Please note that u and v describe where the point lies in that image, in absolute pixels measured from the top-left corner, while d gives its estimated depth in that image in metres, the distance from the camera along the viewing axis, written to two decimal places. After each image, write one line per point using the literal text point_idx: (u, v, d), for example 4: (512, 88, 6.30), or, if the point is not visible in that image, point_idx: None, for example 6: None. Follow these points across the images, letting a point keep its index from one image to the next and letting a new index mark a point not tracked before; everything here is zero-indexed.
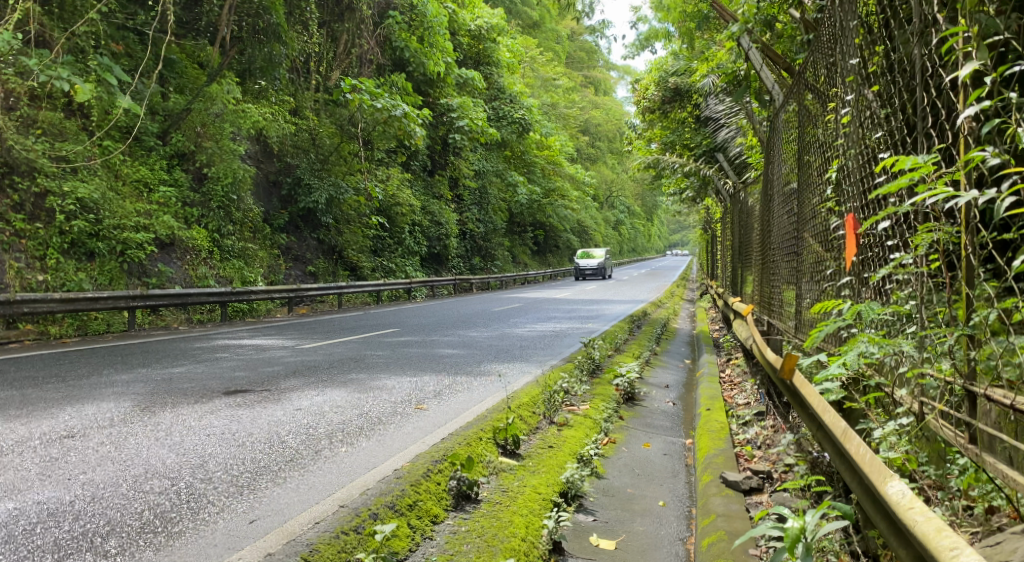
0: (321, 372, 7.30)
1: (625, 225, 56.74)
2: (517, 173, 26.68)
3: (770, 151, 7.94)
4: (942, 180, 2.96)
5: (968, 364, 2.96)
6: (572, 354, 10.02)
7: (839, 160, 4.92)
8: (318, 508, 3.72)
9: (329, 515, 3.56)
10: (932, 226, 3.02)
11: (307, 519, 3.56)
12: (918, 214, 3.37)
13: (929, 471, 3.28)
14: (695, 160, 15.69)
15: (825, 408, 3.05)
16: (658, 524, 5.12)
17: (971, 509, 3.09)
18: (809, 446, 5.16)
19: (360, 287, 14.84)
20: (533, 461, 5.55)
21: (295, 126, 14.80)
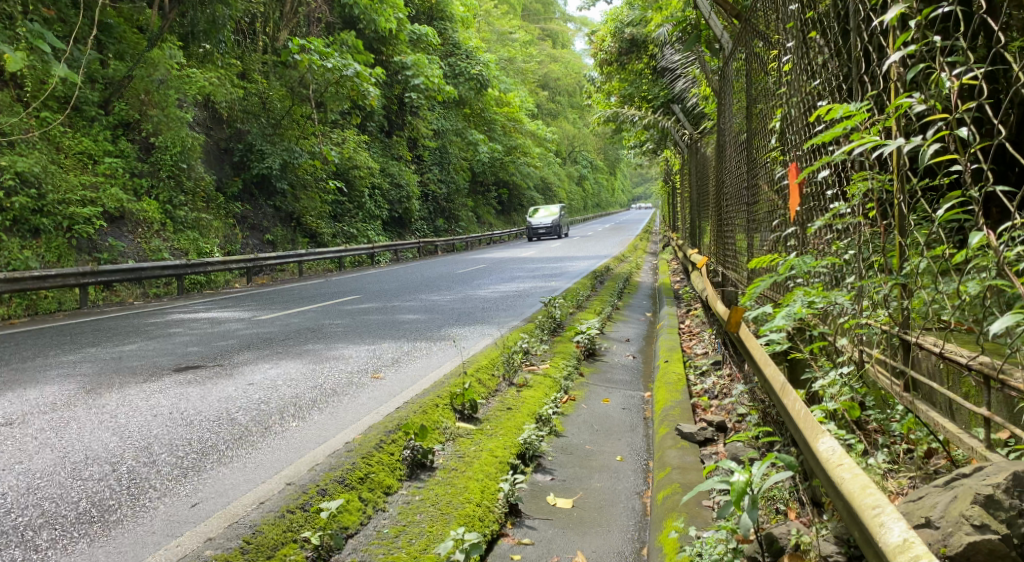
0: (277, 344, 7.20)
1: (588, 182, 56.74)
2: (477, 131, 26.50)
3: (723, 101, 7.89)
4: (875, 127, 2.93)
5: (904, 311, 2.95)
6: (533, 314, 10.07)
7: (785, 111, 4.93)
8: (263, 488, 3.67)
9: (275, 494, 3.54)
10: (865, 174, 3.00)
11: (251, 500, 3.52)
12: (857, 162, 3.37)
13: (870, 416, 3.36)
14: (654, 112, 15.59)
15: (766, 364, 3.13)
16: (615, 480, 5.16)
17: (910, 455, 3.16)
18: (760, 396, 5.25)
19: (320, 253, 14.68)
20: (490, 424, 5.53)
21: (244, 90, 14.50)
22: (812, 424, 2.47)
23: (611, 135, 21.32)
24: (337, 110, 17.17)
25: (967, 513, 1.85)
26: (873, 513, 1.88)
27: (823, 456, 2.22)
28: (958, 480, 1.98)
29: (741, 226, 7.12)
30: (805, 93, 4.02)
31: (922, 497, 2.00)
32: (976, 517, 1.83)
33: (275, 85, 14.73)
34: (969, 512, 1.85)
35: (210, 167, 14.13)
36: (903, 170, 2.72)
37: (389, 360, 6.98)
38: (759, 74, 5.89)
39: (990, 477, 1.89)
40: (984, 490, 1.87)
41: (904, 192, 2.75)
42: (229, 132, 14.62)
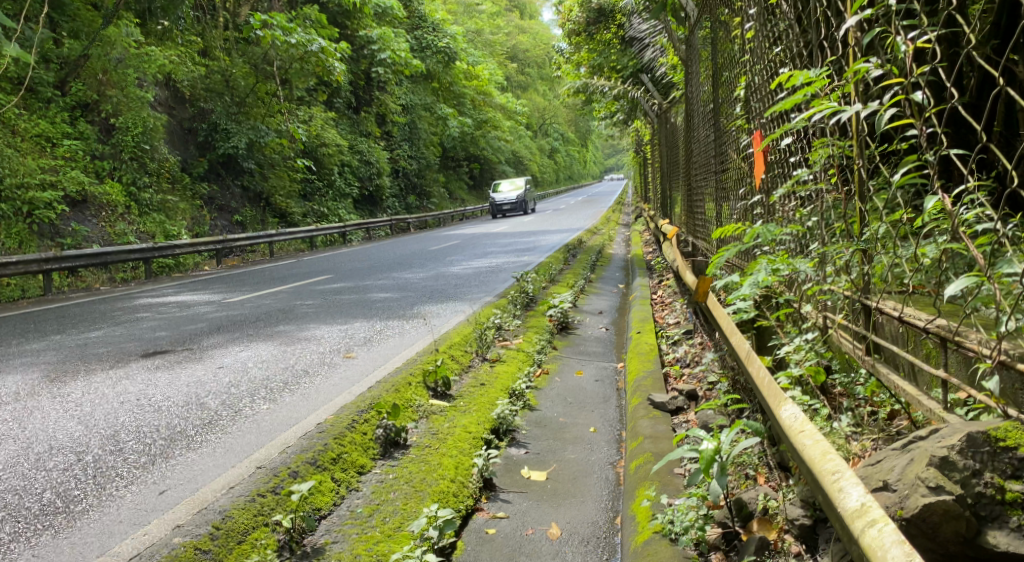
0: (247, 327, 7.13)
1: (560, 155, 56.67)
2: (446, 104, 26.30)
3: (690, 70, 7.88)
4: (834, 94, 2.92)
5: (865, 278, 2.98)
6: (506, 289, 10.08)
7: (748, 79, 4.94)
8: (233, 472, 3.65)
9: (244, 479, 3.51)
10: (825, 141, 3.01)
11: (220, 485, 3.49)
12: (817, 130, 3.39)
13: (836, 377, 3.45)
14: (623, 83, 15.56)
15: (731, 333, 3.17)
16: (589, 451, 5.20)
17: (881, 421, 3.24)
18: (729, 362, 5.35)
19: (291, 234, 14.58)
20: (463, 401, 5.53)
21: (205, 68, 14.30)
22: (775, 392, 2.49)
23: (582, 106, 21.24)
24: (303, 86, 16.96)
25: (923, 476, 1.86)
26: (834, 478, 1.89)
27: (786, 424, 2.24)
28: (914, 442, 2.00)
29: (711, 196, 7.15)
30: (768, 62, 4.04)
31: (880, 461, 2.03)
32: (932, 479, 1.84)
33: (237, 62, 14.52)
34: (924, 474, 1.86)
35: (172, 148, 13.93)
36: (863, 136, 2.73)
37: (361, 339, 6.95)
38: (724, 43, 5.89)
39: (944, 438, 1.91)
40: (939, 452, 1.89)
41: (864, 157, 2.76)
42: (192, 111, 14.56)
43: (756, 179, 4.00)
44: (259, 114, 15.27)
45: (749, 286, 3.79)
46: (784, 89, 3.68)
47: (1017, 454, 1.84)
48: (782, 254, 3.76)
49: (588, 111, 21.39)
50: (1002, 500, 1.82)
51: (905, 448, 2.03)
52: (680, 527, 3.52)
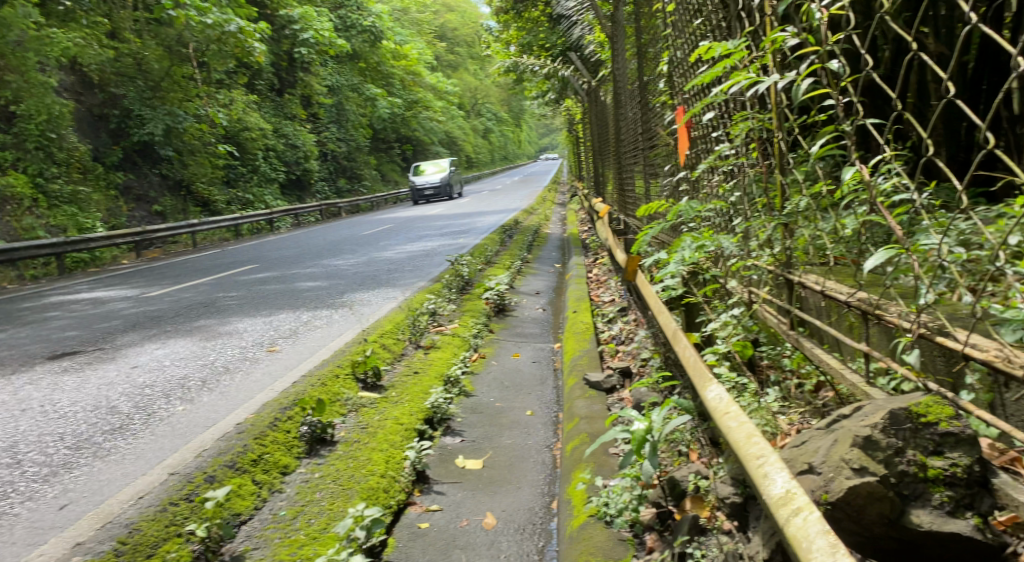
0: (165, 323, 7.79)
1: (494, 134, 56.46)
2: (373, 85, 25.87)
3: (616, 46, 7.82)
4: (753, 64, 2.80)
5: (787, 252, 2.91)
6: (439, 273, 9.92)
7: (670, 55, 4.86)
8: (141, 481, 3.57)
9: (153, 488, 3.44)
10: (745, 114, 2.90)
11: (127, 496, 3.39)
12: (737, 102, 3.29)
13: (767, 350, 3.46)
14: (553, 61, 15.48)
15: (658, 314, 3.13)
16: (525, 435, 5.10)
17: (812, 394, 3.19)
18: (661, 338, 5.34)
19: (215, 223, 14.15)
20: (394, 391, 5.43)
21: (115, 51, 13.77)
22: (702, 372, 2.38)
23: (513, 85, 21.07)
24: (222, 69, 16.46)
25: (847, 457, 1.75)
26: (758, 463, 1.71)
27: (712, 407, 2.12)
28: (838, 421, 1.91)
29: (639, 172, 7.09)
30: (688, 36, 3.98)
31: (805, 443, 1.92)
32: (856, 460, 1.74)
33: (149, 45, 13.98)
34: (848, 456, 1.75)
35: (83, 135, 13.39)
36: (781, 106, 2.62)
37: (280, 338, 6.90)
38: (646, 17, 5.81)
39: (867, 416, 1.82)
40: (862, 431, 1.78)
41: (784, 129, 2.66)
42: (101, 96, 14.06)
43: (680, 155, 3.95)
44: (177, 99, 14.74)
45: (677, 264, 3.76)
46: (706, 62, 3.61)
47: (940, 430, 1.75)
48: (710, 231, 3.72)
49: (519, 90, 21.26)
50: (925, 477, 1.73)
51: (827, 427, 1.92)
52: (615, 510, 3.56)
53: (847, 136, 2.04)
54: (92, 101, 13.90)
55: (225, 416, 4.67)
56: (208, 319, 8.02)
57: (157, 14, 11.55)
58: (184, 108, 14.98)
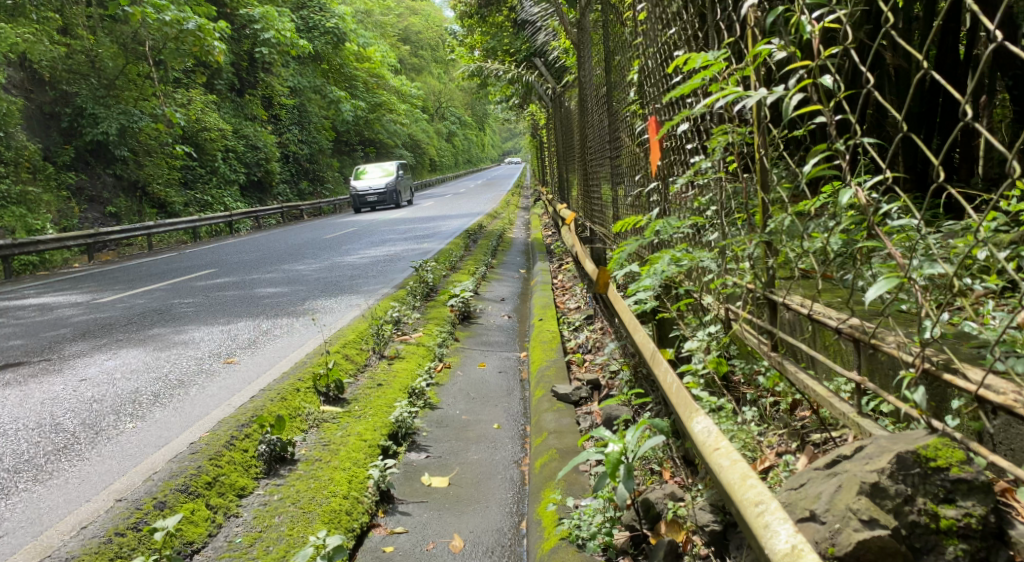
0: (117, 332, 7.77)
1: (458, 137, 56.33)
2: (337, 87, 25.63)
3: (582, 54, 7.74)
4: (733, 78, 2.66)
5: (767, 271, 2.79)
6: (404, 279, 9.75)
7: (640, 64, 4.77)
8: (83, 510, 3.58)
9: (96, 518, 3.43)
10: (725, 128, 2.79)
11: (68, 527, 3.40)
12: (714, 115, 3.17)
13: (739, 366, 3.38)
14: (517, 66, 15.43)
15: (635, 333, 3.01)
16: (492, 450, 4.94)
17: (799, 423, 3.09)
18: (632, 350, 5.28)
19: (171, 225, 13.86)
20: (356, 405, 5.26)
21: (67, 49, 13.42)
22: (685, 401, 2.25)
23: (478, 89, 20.96)
24: (180, 68, 16.13)
25: (854, 506, 1.64)
26: (757, 510, 1.61)
27: (698, 440, 2.00)
28: (840, 462, 1.81)
29: (606, 178, 6.99)
30: (660, 46, 3.89)
31: (805, 486, 1.81)
32: (865, 511, 1.63)
33: (103, 42, 13.64)
34: (856, 506, 1.64)
35: (33, 135, 13.04)
36: (764, 122, 2.49)
37: (238, 351, 6.76)
38: (614, 24, 5.75)
39: (872, 460, 1.71)
40: (869, 477, 1.68)
41: (767, 144, 2.53)
42: (52, 94, 13.69)
43: (652, 167, 3.84)
44: (132, 98, 14.60)
45: (651, 278, 3.66)
46: (681, 73, 3.52)
47: (951, 476, 1.65)
48: (682, 245, 3.62)
49: (483, 94, 21.19)
50: (938, 528, 1.65)
51: (828, 470, 1.81)
52: (587, 532, 3.34)
53: (839, 156, 1.89)
54: (42, 98, 13.52)
55: (178, 435, 4.53)
56: (162, 328, 7.83)
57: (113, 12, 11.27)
58: (140, 108, 14.66)
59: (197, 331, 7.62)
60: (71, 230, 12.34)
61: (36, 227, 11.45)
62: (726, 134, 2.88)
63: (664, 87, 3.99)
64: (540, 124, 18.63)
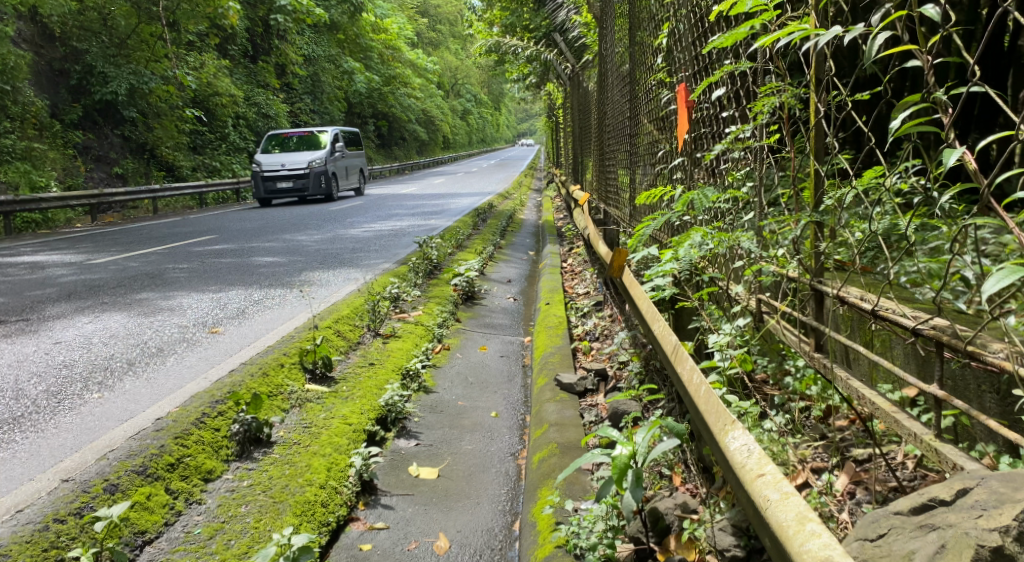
0: (104, 294, 7.42)
1: (471, 116, 55.71)
2: (352, 59, 25.23)
3: (603, 26, 7.34)
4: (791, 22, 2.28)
5: (817, 260, 2.42)
6: (407, 255, 9.37)
7: (670, 30, 4.36)
8: (28, 489, 3.23)
9: (38, 500, 3.07)
10: (774, 87, 2.46)
11: (7, 508, 3.05)
12: (758, 76, 2.81)
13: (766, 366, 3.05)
14: (535, 43, 15.02)
15: (656, 322, 2.61)
16: (488, 440, 4.57)
17: (842, 437, 2.72)
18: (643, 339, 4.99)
19: (176, 190, 13.53)
20: (345, 385, 4.89)
21: (79, 5, 13.06)
22: (716, 409, 1.86)
23: (494, 67, 20.57)
24: (194, 30, 15.75)
25: None
26: None
27: (735, 462, 1.63)
28: (933, 509, 1.44)
29: (622, 158, 6.61)
30: (691, 6, 3.59)
31: (887, 537, 1.46)
32: None
33: (117, 0, 13.27)
34: None
35: (40, 91, 12.72)
36: (828, 75, 2.14)
37: (226, 321, 6.40)
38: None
39: (988, 514, 1.36)
40: (989, 541, 1.31)
41: (826, 101, 2.17)
42: (62, 51, 13.39)
43: (680, 138, 3.50)
44: (143, 59, 14.16)
45: (675, 260, 3.31)
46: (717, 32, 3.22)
47: None
48: (713, 226, 3.22)
49: (498, 71, 20.75)
50: None
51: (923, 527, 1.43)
52: (586, 542, 2.89)
53: (937, 109, 1.50)
54: (51, 54, 13.15)
55: (144, 409, 4.17)
56: (151, 293, 7.48)
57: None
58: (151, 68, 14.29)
59: (186, 298, 7.26)
60: (74, 189, 12.04)
61: (41, 184, 11.15)
62: (774, 94, 2.55)
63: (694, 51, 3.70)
64: (554, 105, 18.19)
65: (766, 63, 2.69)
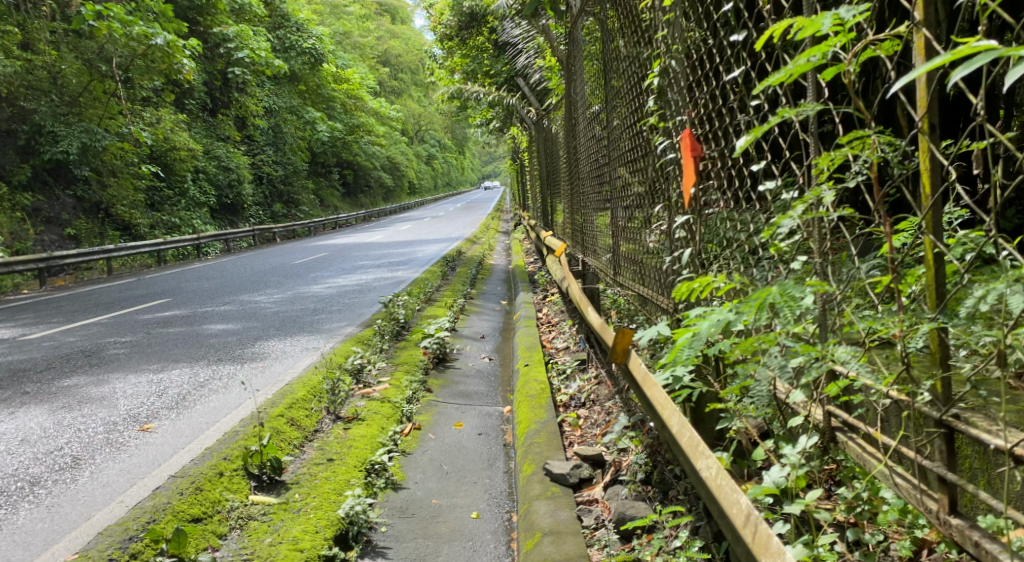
0: (30, 381, 6.49)
1: (435, 160, 55.09)
2: (313, 108, 24.48)
3: (571, 68, 6.68)
4: (918, 35, 1.51)
5: (946, 377, 1.65)
6: (372, 316, 8.54)
7: (662, 58, 3.47)
8: None
9: None
10: (865, 137, 1.66)
11: None
12: (811, 121, 2.05)
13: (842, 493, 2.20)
14: (498, 88, 14.45)
15: (722, 479, 1.85)
16: (472, 552, 3.49)
17: None
18: (642, 417, 4.08)
19: (133, 250, 12.64)
20: (298, 491, 3.74)
21: (26, 63, 12.04)
22: None
23: (456, 112, 19.97)
24: (149, 85, 14.86)
25: None
26: None
27: None
28: None
29: (599, 205, 5.85)
30: (692, 37, 2.93)
31: None
32: None
33: (68, 58, 12.37)
34: None
35: None
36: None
37: (162, 413, 5.47)
38: (615, 21, 4.62)
39: None
40: None
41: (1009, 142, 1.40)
42: (9, 111, 12.17)
43: (691, 191, 2.74)
44: (96, 116, 13.12)
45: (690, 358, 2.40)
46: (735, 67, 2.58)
47: None
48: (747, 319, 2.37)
49: (461, 117, 20.18)
50: None
51: None
52: None
53: None
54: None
55: (32, 559, 3.36)
56: (81, 377, 6.54)
57: (77, 25, 10.11)
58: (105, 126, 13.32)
59: (121, 382, 6.34)
60: (21, 253, 11.11)
61: None
62: (861, 148, 1.74)
63: (697, 89, 3.05)
64: (519, 150, 17.60)
65: (827, 109, 1.94)
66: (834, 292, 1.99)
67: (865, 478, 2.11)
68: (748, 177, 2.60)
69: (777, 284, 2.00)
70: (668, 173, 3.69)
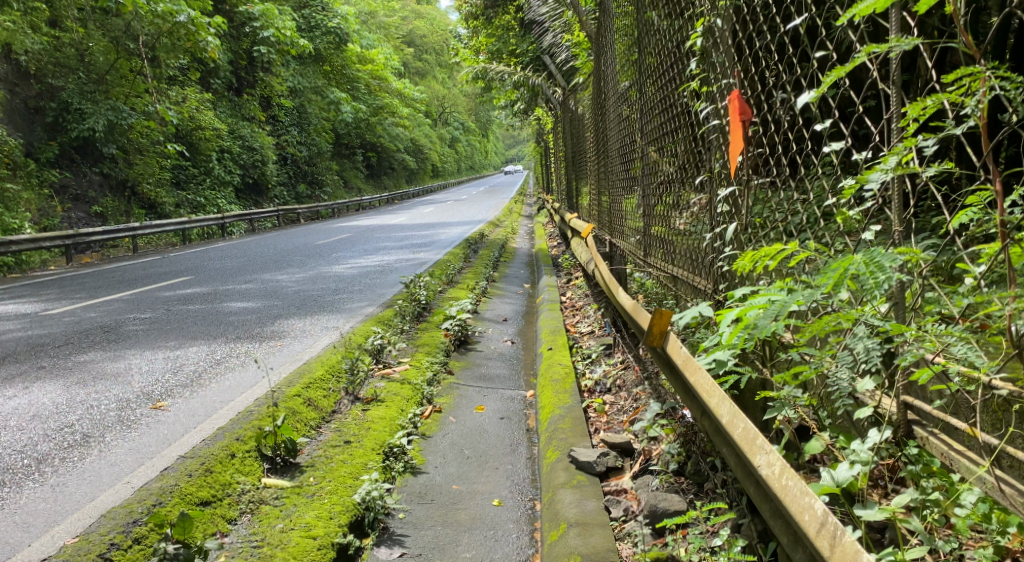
0: (45, 357, 6.31)
1: (458, 143, 54.73)
2: (337, 89, 24.20)
3: (601, 41, 6.39)
4: None
5: None
6: (393, 297, 8.31)
7: (707, 18, 3.18)
8: None
9: None
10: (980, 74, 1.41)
11: None
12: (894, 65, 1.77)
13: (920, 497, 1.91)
14: (524, 69, 14.14)
15: (789, 480, 1.62)
16: (494, 543, 3.26)
17: None
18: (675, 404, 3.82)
19: (158, 228, 12.48)
20: (313, 474, 3.53)
21: (54, 39, 11.86)
22: None
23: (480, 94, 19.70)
24: (175, 64, 14.68)
25: None
26: None
27: None
28: None
29: (627, 184, 5.58)
30: None
31: None
32: None
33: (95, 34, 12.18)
34: None
35: (13, 128, 11.30)
36: None
37: (176, 391, 5.30)
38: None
39: None
40: None
41: None
42: (38, 88, 11.82)
43: (741, 155, 2.46)
44: (122, 94, 12.96)
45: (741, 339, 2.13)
46: (796, 17, 2.30)
47: None
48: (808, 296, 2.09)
49: (485, 98, 19.88)
50: None
51: None
52: None
53: None
54: (25, 91, 11.71)
55: (30, 542, 3.18)
56: (97, 353, 6.37)
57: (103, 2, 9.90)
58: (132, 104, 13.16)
59: (138, 359, 6.16)
60: (47, 230, 10.95)
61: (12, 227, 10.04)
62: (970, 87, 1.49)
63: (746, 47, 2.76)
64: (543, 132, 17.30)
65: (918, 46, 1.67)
66: (919, 263, 1.74)
67: (944, 477, 1.85)
68: (808, 139, 2.32)
69: (863, 252, 1.76)
70: (709, 143, 3.41)
